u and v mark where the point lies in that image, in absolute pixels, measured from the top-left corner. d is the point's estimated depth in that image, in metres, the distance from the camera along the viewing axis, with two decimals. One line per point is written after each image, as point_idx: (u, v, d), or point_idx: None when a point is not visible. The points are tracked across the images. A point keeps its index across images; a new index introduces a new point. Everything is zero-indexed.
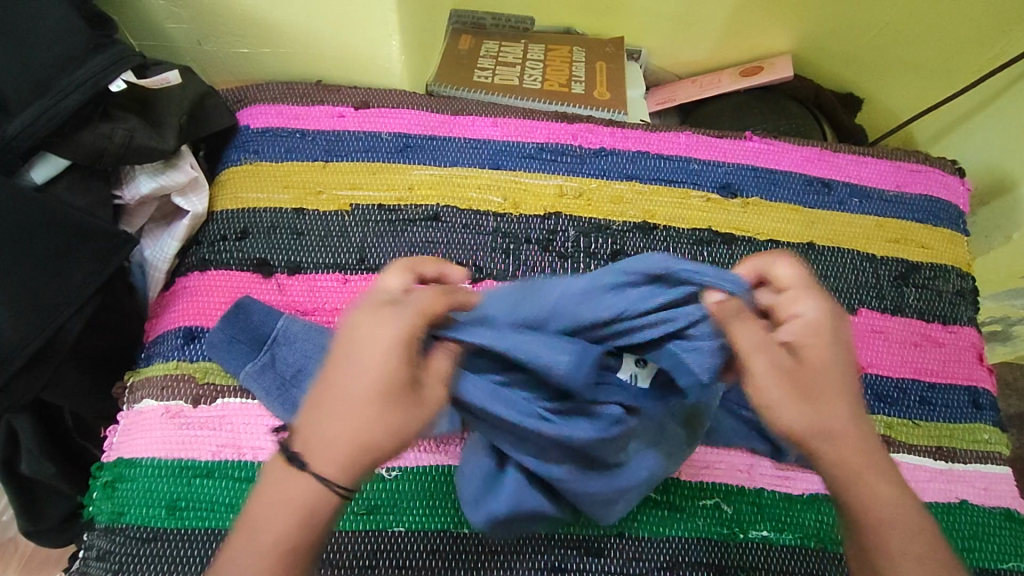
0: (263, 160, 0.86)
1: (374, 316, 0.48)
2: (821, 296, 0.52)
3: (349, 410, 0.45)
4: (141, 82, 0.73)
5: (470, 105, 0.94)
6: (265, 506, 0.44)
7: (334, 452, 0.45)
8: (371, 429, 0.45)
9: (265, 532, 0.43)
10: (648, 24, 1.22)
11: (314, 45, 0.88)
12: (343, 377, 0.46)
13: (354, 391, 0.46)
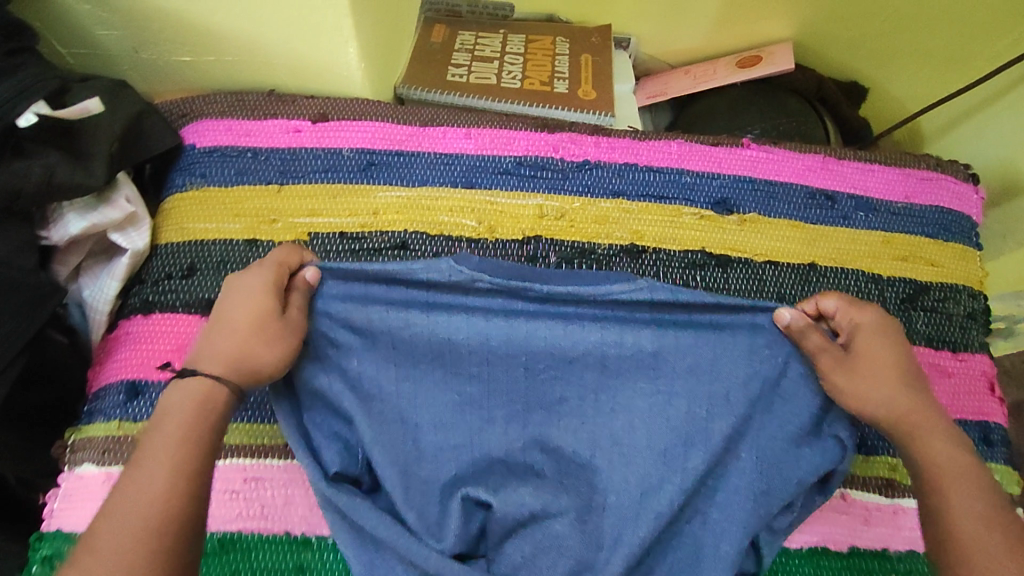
0: (211, 185, 0.78)
1: (235, 280, 0.62)
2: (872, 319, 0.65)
3: (221, 342, 0.59)
4: (57, 114, 0.65)
5: (440, 114, 0.86)
6: (176, 392, 0.57)
7: (216, 358, 0.58)
8: (246, 343, 0.59)
9: (169, 411, 0.55)
10: (637, 9, 1.12)
11: (262, 52, 0.78)
12: (226, 311, 0.60)
13: (231, 325, 0.59)
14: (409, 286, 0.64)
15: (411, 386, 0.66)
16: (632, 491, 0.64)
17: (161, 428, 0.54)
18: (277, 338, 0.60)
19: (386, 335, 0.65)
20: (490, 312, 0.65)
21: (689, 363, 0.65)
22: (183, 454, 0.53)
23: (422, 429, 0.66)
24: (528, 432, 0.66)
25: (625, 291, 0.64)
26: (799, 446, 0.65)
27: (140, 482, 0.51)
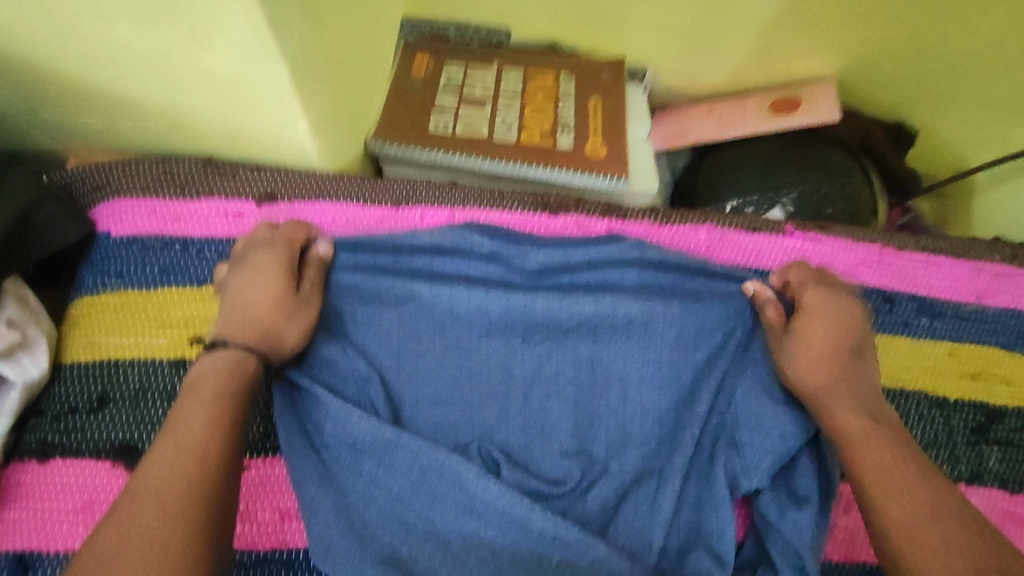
0: (129, 288, 0.63)
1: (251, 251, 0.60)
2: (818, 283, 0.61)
3: (238, 320, 0.56)
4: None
5: (417, 187, 0.69)
6: (207, 365, 0.53)
7: (237, 334, 0.55)
8: (266, 319, 0.56)
9: (201, 380, 0.52)
10: (653, 40, 0.96)
11: (188, 119, 0.62)
12: (242, 289, 0.57)
13: (251, 299, 0.57)
14: (412, 253, 0.65)
15: (407, 315, 0.63)
16: (647, 448, 0.61)
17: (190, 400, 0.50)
18: (297, 314, 0.58)
19: (395, 306, 0.63)
20: (459, 277, 0.65)
21: (687, 325, 0.62)
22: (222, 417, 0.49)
23: (419, 395, 0.62)
24: (518, 367, 0.62)
25: (617, 250, 0.66)
26: (775, 408, 0.59)
27: (180, 444, 0.47)
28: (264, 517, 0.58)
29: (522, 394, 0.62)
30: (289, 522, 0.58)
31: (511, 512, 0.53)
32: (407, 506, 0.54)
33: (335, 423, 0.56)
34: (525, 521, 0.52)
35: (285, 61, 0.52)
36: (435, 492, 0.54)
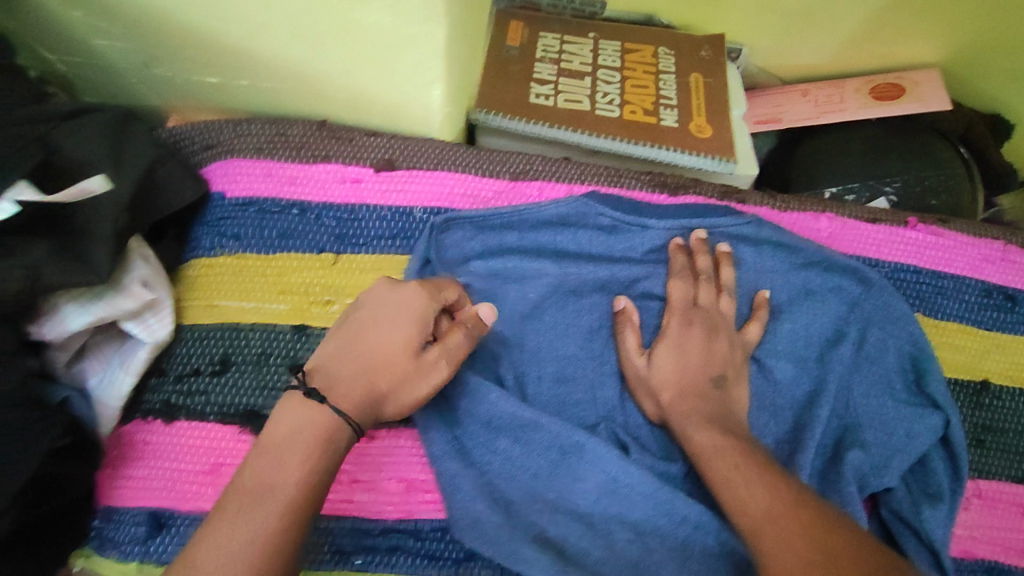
0: (248, 251, 0.62)
1: (388, 288, 0.54)
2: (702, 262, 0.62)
3: (349, 366, 0.51)
4: (54, 197, 0.47)
5: (536, 162, 0.67)
6: (300, 405, 0.49)
7: (342, 385, 0.50)
8: (377, 379, 0.51)
9: (288, 425, 0.48)
10: (754, 17, 0.92)
11: (312, 83, 0.60)
12: (369, 331, 0.52)
13: (370, 350, 0.52)
14: (536, 229, 0.64)
15: (530, 295, 0.63)
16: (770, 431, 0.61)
17: (270, 444, 0.47)
18: (412, 378, 0.52)
19: (519, 283, 0.63)
20: (581, 255, 0.64)
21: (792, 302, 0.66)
22: (303, 473, 0.46)
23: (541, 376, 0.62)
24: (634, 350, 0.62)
25: (733, 224, 0.66)
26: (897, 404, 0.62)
27: (238, 527, 0.43)
28: (389, 487, 0.59)
29: (644, 386, 0.59)
30: (412, 494, 0.59)
31: (656, 496, 0.55)
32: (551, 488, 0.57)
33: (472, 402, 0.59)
34: (670, 505, 0.55)
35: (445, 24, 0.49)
36: (576, 471, 0.57)
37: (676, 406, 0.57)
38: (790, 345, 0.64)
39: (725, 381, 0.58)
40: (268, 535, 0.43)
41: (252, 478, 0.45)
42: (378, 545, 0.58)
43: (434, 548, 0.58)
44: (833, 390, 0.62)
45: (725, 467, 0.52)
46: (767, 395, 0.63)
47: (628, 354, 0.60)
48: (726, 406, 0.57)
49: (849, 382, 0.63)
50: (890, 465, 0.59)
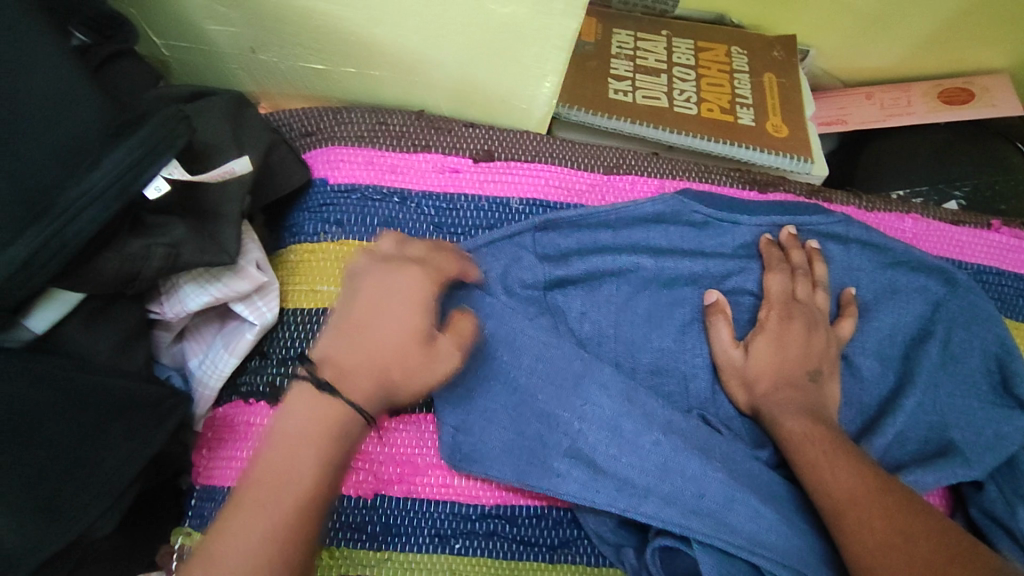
0: (350, 238, 0.63)
1: (384, 270, 0.51)
2: (799, 258, 0.63)
3: (362, 356, 0.48)
4: (198, 178, 0.49)
5: (626, 156, 0.69)
6: (311, 398, 0.46)
7: (353, 376, 0.47)
8: (387, 369, 0.48)
9: (295, 420, 0.46)
10: (825, 19, 0.92)
11: (422, 71, 0.62)
12: (368, 318, 0.49)
13: (381, 334, 0.49)
14: (632, 226, 0.64)
15: (625, 290, 0.63)
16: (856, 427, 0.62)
17: (279, 441, 0.45)
18: (422, 368, 0.50)
19: (616, 278, 0.64)
20: (673, 250, 0.64)
21: (880, 299, 0.66)
22: (317, 465, 0.44)
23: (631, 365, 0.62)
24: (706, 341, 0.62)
25: (823, 222, 0.67)
26: (985, 402, 0.63)
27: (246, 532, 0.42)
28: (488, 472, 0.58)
29: (738, 375, 0.60)
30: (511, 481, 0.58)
31: (754, 485, 0.56)
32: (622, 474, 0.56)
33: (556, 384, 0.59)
34: (766, 494, 0.55)
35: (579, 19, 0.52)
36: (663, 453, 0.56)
37: (773, 396, 0.58)
38: (878, 345, 0.65)
39: (821, 375, 0.59)
40: (286, 534, 0.42)
41: (262, 473, 0.44)
42: (476, 530, 0.57)
43: (529, 535, 0.57)
44: (922, 384, 0.62)
45: (830, 457, 0.52)
46: (856, 393, 0.63)
47: (722, 348, 0.60)
48: (823, 400, 0.58)
49: (937, 381, 0.63)
50: (981, 462, 0.59)
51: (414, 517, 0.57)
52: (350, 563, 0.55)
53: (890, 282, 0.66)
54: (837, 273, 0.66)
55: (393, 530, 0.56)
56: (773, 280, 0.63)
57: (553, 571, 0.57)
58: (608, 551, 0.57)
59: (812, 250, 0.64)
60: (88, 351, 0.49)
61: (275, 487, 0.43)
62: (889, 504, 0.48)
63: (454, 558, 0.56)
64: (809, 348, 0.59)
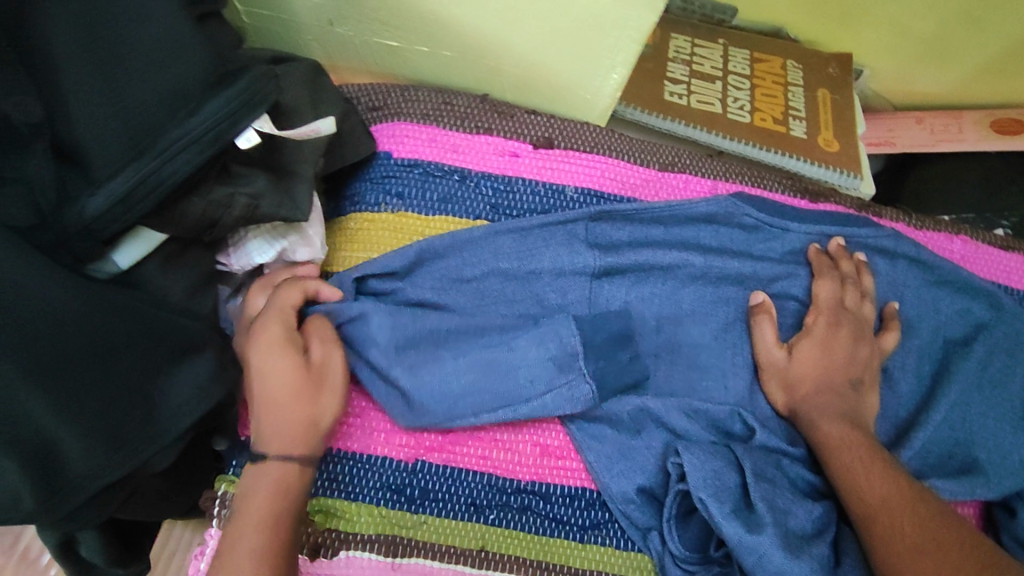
0: (410, 210, 0.64)
1: (265, 334, 0.54)
2: (848, 267, 0.64)
3: (268, 424, 0.53)
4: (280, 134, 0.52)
5: (682, 155, 0.70)
6: (257, 473, 0.52)
7: (279, 439, 0.52)
8: (293, 415, 0.53)
9: (250, 492, 0.51)
10: (883, 39, 0.92)
11: (493, 55, 0.64)
12: (263, 377, 0.53)
13: (272, 396, 0.53)
14: (687, 223, 0.65)
15: (672, 285, 0.63)
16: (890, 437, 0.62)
17: (249, 505, 0.50)
18: (308, 399, 0.53)
19: (664, 271, 0.64)
20: (722, 250, 0.65)
21: (923, 313, 0.66)
22: (272, 512, 0.50)
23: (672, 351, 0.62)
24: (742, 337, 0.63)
25: (873, 236, 0.67)
26: None
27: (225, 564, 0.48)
28: (524, 449, 0.60)
29: (779, 376, 0.60)
30: (546, 460, 0.60)
31: (786, 481, 0.56)
32: (630, 456, 0.59)
33: None
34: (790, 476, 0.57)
35: (659, 12, 0.54)
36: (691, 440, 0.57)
37: (811, 399, 0.59)
38: (918, 363, 0.65)
39: (861, 384, 0.60)
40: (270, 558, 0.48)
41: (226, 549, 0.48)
42: (509, 503, 0.58)
43: (562, 513, 0.58)
44: (958, 401, 0.62)
45: (863, 463, 0.53)
46: (892, 406, 0.63)
47: (765, 346, 0.61)
48: (860, 409, 0.59)
49: (975, 401, 0.63)
50: (1010, 483, 0.60)
51: (451, 483, 0.58)
52: (388, 522, 0.56)
53: (936, 300, 0.66)
54: (883, 284, 0.66)
55: (430, 494, 0.58)
56: (822, 289, 0.63)
57: (583, 550, 0.57)
58: (634, 534, 0.57)
59: (861, 260, 0.65)
60: (162, 292, 0.51)
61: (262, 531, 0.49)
62: (918, 511, 0.49)
63: (490, 528, 0.57)
64: (849, 355, 0.60)
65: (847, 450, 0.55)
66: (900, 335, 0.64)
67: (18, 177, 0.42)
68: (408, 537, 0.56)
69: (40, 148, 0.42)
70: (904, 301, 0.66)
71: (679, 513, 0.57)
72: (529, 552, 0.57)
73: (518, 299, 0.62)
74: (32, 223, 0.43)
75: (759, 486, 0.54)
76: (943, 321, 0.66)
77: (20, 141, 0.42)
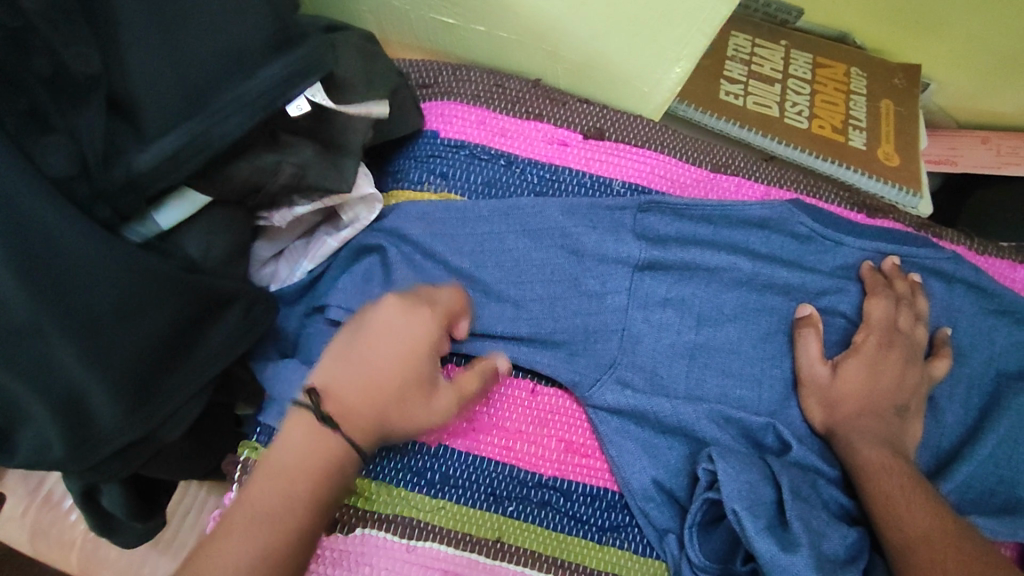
0: (453, 191, 0.63)
1: (397, 312, 0.51)
2: (902, 287, 0.62)
3: (357, 391, 0.48)
4: (336, 107, 0.52)
5: (735, 157, 0.68)
6: (307, 433, 0.47)
7: (353, 415, 0.48)
8: (382, 404, 0.49)
9: (286, 454, 0.46)
10: (958, 52, 0.88)
11: (552, 40, 0.62)
12: (372, 355, 0.49)
13: (368, 363, 0.49)
14: (736, 226, 0.63)
15: (715, 288, 0.61)
16: (930, 467, 0.59)
17: (297, 458, 0.46)
18: (425, 412, 0.50)
19: (709, 273, 0.61)
20: (771, 257, 0.63)
21: (976, 341, 0.63)
22: (326, 477, 0.46)
23: (710, 359, 0.60)
24: (782, 349, 0.61)
25: (931, 257, 0.64)
26: None
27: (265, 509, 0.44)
28: (549, 443, 0.59)
29: (820, 393, 0.58)
30: (570, 456, 0.59)
31: (819, 502, 0.54)
32: (653, 458, 0.57)
33: (608, 352, 0.59)
34: (823, 496, 0.55)
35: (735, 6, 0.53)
36: (722, 450, 0.55)
37: (849, 421, 0.57)
38: (966, 394, 0.62)
39: (907, 411, 0.57)
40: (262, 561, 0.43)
41: (259, 504, 0.45)
42: (530, 497, 0.57)
43: (582, 512, 0.57)
44: (1007, 435, 0.59)
45: (900, 492, 0.51)
46: (935, 435, 0.60)
47: (807, 361, 0.59)
48: (902, 434, 0.56)
49: None
50: None
51: (473, 471, 0.57)
52: (406, 503, 0.56)
53: (992, 330, 0.63)
54: (935, 308, 0.64)
55: (450, 480, 0.57)
56: (873, 308, 0.60)
57: (601, 552, 0.56)
58: (651, 535, 0.56)
59: (915, 280, 0.63)
60: (200, 253, 0.49)
61: (279, 510, 0.44)
62: (959, 548, 0.47)
63: (506, 520, 0.56)
64: (895, 378, 0.58)
65: (883, 476, 0.53)
66: (951, 362, 0.61)
67: (63, 128, 0.41)
68: (425, 520, 0.55)
69: (95, 101, 0.42)
70: (957, 328, 0.64)
71: (703, 521, 0.55)
72: (545, 548, 0.55)
73: (556, 287, 0.60)
74: (69, 175, 0.41)
75: (796, 505, 0.52)
76: (998, 351, 0.63)
77: (76, 91, 0.41)
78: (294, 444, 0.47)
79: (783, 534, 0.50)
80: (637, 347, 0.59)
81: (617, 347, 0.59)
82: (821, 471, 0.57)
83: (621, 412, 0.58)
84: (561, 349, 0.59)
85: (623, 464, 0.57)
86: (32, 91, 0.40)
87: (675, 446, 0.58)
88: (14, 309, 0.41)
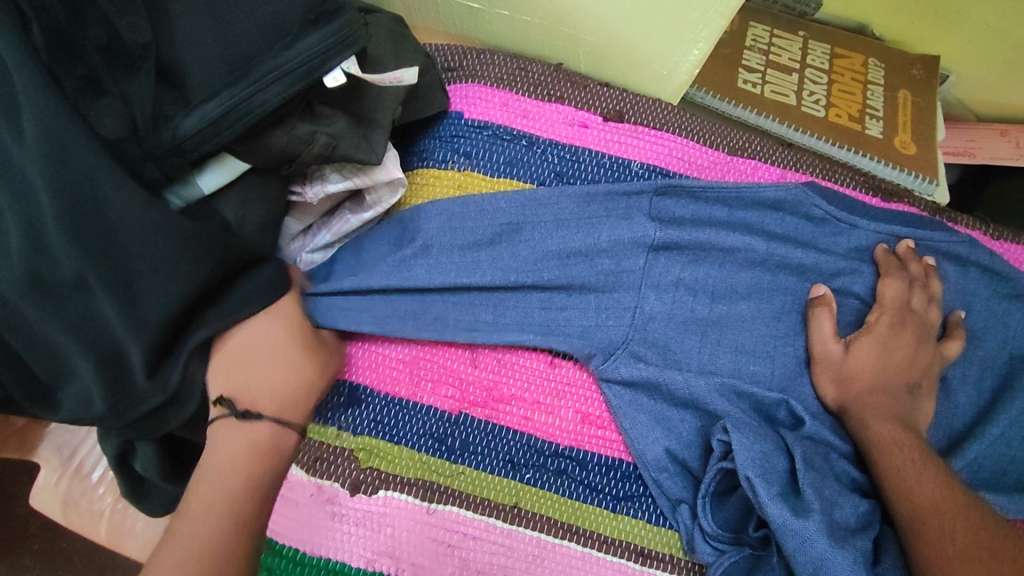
0: (476, 170, 0.65)
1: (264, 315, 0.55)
2: (916, 268, 0.63)
3: (255, 386, 0.53)
4: (366, 79, 0.54)
5: (751, 141, 0.70)
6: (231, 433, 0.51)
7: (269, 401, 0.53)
8: (292, 378, 0.54)
9: (225, 457, 0.50)
10: (976, 43, 0.88)
11: (574, 23, 0.64)
12: (255, 346, 0.53)
13: (270, 353, 0.54)
14: (753, 207, 0.64)
15: (729, 267, 0.62)
16: (942, 447, 0.60)
17: (223, 480, 0.49)
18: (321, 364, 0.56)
19: (724, 253, 0.62)
20: (786, 238, 0.64)
21: (988, 324, 0.64)
22: (246, 484, 0.50)
23: (723, 336, 0.61)
24: (794, 327, 0.62)
25: (946, 241, 0.65)
26: None
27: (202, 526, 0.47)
28: (564, 414, 0.61)
29: (833, 370, 0.59)
30: (586, 427, 0.60)
31: (831, 475, 0.55)
32: (665, 430, 0.59)
33: (623, 327, 0.60)
34: (835, 471, 0.56)
35: None
36: (734, 422, 0.56)
37: (862, 398, 0.57)
38: (979, 375, 0.62)
39: (919, 389, 0.58)
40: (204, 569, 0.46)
41: (197, 526, 0.47)
42: (546, 465, 0.59)
43: (597, 481, 0.59)
44: (1018, 416, 0.60)
45: (911, 465, 0.52)
46: (947, 415, 0.61)
47: (821, 339, 0.60)
48: (913, 411, 0.57)
49: None
50: None
51: (490, 439, 0.59)
52: (427, 468, 0.58)
53: (1005, 313, 0.64)
54: (948, 291, 0.65)
55: (469, 447, 0.59)
56: (888, 288, 0.61)
57: (615, 520, 0.58)
58: (665, 505, 0.58)
59: (929, 265, 0.64)
60: (236, 219, 0.51)
61: (226, 523, 0.48)
62: (969, 519, 0.48)
63: (524, 487, 0.58)
64: (907, 356, 0.59)
65: (894, 450, 0.54)
66: (964, 344, 0.62)
67: (116, 92, 0.43)
68: (444, 485, 0.57)
69: (145, 68, 0.44)
70: (970, 311, 0.64)
71: (716, 491, 0.57)
72: (561, 514, 0.57)
73: (575, 263, 0.61)
74: (120, 135, 0.44)
75: (808, 473, 0.53)
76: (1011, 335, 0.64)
77: (128, 60, 0.43)
78: (217, 456, 0.50)
79: (794, 502, 0.52)
80: (650, 323, 0.61)
81: (631, 323, 0.61)
82: (833, 446, 0.58)
83: (634, 384, 0.59)
84: (577, 323, 0.61)
85: (638, 435, 0.59)
86: (88, 57, 0.42)
87: (688, 419, 0.59)
88: (64, 262, 0.45)
